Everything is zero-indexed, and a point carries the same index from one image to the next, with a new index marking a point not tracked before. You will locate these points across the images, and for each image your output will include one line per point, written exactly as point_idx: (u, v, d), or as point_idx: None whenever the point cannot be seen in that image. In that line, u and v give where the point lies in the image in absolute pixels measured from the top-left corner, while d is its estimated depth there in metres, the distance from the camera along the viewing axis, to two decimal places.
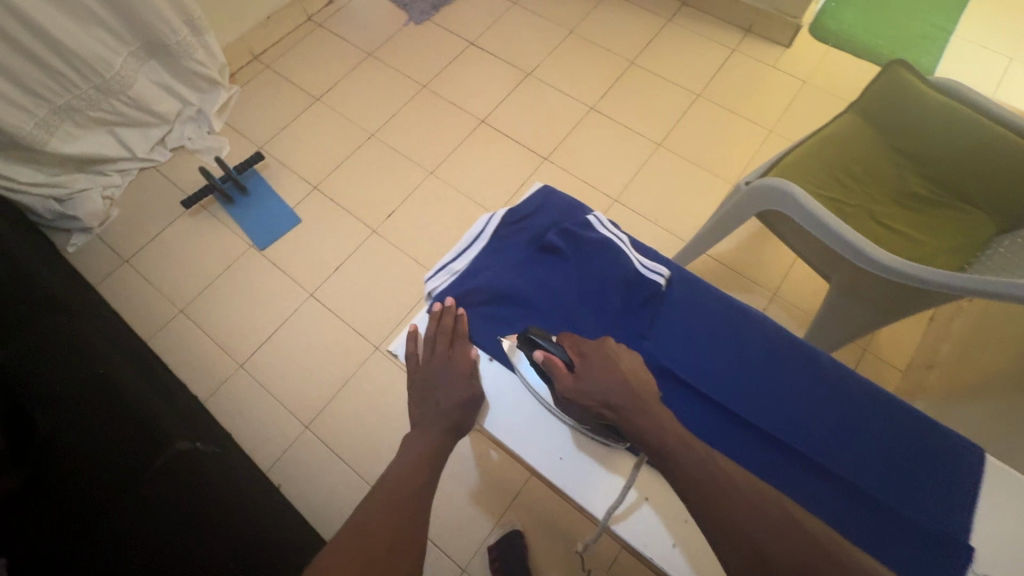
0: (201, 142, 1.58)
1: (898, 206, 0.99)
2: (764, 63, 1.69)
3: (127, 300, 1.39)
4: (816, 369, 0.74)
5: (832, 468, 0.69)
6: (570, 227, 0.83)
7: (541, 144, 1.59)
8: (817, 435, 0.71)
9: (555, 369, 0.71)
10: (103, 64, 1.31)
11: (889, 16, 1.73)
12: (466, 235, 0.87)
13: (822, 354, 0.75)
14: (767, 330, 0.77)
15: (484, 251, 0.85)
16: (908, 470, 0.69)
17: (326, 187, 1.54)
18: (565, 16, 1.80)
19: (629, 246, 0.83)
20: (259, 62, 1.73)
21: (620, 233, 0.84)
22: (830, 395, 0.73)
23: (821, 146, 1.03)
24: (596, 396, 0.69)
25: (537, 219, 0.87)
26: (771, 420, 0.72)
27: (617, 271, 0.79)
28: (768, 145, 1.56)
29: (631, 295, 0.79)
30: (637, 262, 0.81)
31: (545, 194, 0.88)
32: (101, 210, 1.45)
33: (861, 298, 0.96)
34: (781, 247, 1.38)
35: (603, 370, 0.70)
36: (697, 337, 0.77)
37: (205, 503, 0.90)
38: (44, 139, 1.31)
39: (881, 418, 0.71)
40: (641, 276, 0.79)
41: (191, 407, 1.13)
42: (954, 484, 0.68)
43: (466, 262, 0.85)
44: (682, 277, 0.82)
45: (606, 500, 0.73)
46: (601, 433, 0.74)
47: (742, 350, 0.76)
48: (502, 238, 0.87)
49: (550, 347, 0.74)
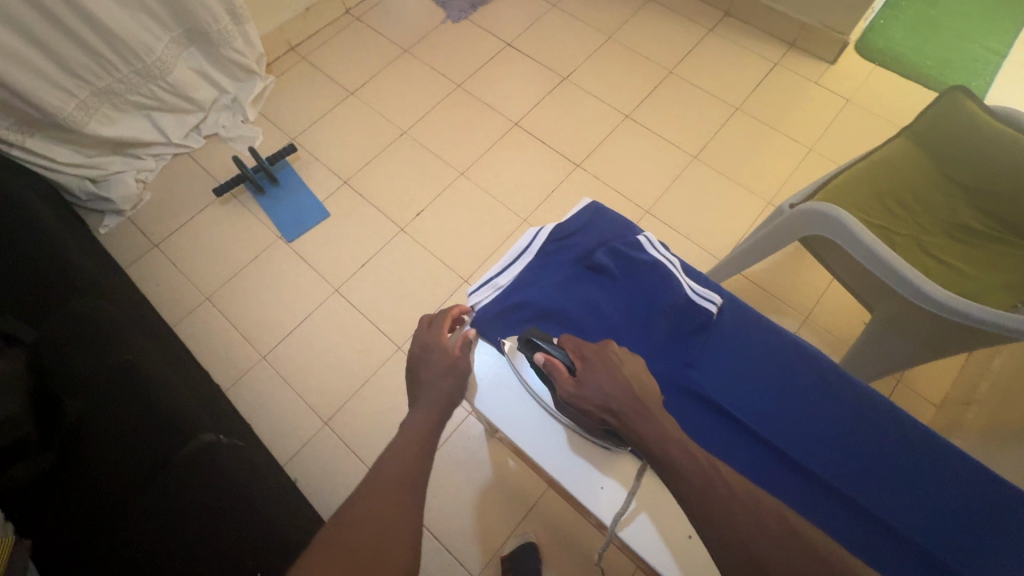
0: (235, 131, 1.59)
1: (948, 238, 0.96)
2: (807, 79, 1.65)
3: (155, 283, 1.40)
4: (871, 411, 0.71)
5: (873, 508, 0.67)
6: (620, 248, 0.80)
7: (574, 150, 1.57)
8: (859, 473, 0.69)
9: (556, 373, 0.69)
10: (144, 49, 1.31)
11: (939, 36, 1.68)
12: (511, 249, 0.84)
13: (878, 396, 0.72)
14: (821, 366, 0.74)
15: (530, 267, 0.83)
16: (954, 516, 0.66)
17: (356, 182, 1.53)
18: (603, 20, 1.78)
19: (680, 269, 0.80)
20: (295, 53, 1.73)
21: (671, 256, 0.81)
22: (884, 440, 0.70)
23: (871, 171, 1.00)
24: (597, 401, 0.66)
25: (586, 236, 0.84)
26: (818, 460, 0.69)
27: (668, 296, 0.76)
28: (808, 163, 1.52)
29: (680, 322, 0.76)
30: (688, 288, 0.78)
31: (594, 211, 0.85)
32: (134, 193, 1.46)
33: (906, 331, 0.93)
34: (816, 269, 1.35)
35: (605, 374, 0.67)
36: (746, 369, 0.75)
37: (218, 494, 0.88)
38: (83, 121, 1.32)
39: (936, 468, 0.68)
40: (693, 303, 0.76)
41: (212, 397, 1.13)
42: (1004, 535, 0.65)
43: (511, 278, 0.82)
44: (733, 306, 0.79)
45: (610, 506, 0.70)
46: (602, 437, 0.71)
47: (793, 386, 0.74)
48: (547, 255, 0.84)
49: (551, 349, 0.72)
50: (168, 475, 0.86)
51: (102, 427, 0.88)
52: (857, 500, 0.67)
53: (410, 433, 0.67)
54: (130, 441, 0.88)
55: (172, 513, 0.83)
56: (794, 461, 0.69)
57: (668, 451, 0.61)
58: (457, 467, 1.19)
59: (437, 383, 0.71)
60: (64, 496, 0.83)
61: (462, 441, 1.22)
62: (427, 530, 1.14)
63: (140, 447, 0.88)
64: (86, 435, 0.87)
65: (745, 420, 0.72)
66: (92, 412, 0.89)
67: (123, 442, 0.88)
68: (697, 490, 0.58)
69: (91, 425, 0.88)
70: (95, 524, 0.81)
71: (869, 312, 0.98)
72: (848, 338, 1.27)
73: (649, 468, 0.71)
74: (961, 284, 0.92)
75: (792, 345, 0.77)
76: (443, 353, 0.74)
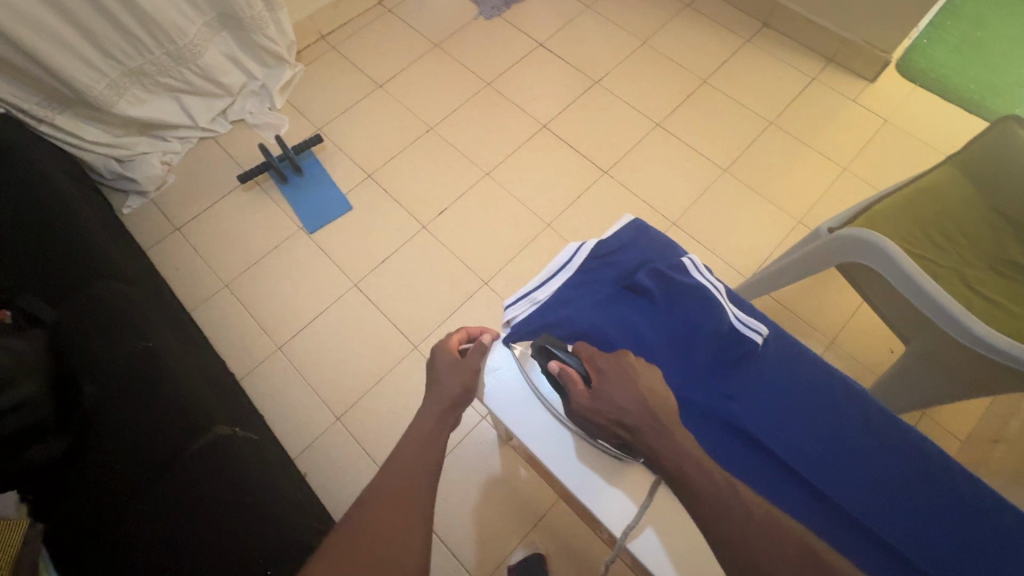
0: (261, 118, 1.57)
1: (991, 272, 0.94)
2: (844, 96, 1.62)
3: (174, 267, 1.39)
4: (921, 460, 0.69)
5: (905, 550, 0.64)
6: (663, 269, 0.78)
7: (601, 156, 1.54)
8: (892, 512, 0.66)
9: (570, 382, 0.65)
10: (178, 32, 1.31)
11: (984, 59, 1.63)
12: (550, 264, 0.82)
13: (927, 443, 0.70)
14: (868, 408, 0.72)
15: (569, 284, 0.80)
16: (989, 564, 0.64)
17: (380, 176, 1.52)
18: (638, 25, 1.75)
19: (725, 296, 0.78)
20: (325, 42, 1.72)
21: (715, 282, 0.79)
22: (932, 490, 0.67)
23: (914, 198, 0.97)
24: (611, 413, 0.63)
25: (628, 256, 0.82)
26: (863, 505, 0.67)
27: (712, 323, 0.74)
28: (841, 183, 1.49)
29: (724, 351, 0.74)
30: (733, 315, 0.76)
31: (636, 229, 0.84)
32: (159, 174, 1.45)
33: (942, 366, 0.90)
34: (844, 292, 1.32)
35: (620, 386, 0.64)
36: (789, 404, 0.73)
37: (234, 487, 0.85)
38: (113, 101, 1.32)
39: (987, 525, 0.65)
40: (739, 332, 0.74)
41: (229, 389, 1.12)
42: None
43: (549, 292, 0.79)
44: (777, 336, 0.78)
45: (621, 519, 0.67)
46: (614, 447, 0.68)
47: (839, 425, 0.71)
48: (587, 272, 0.81)
49: (566, 357, 0.67)
50: (184, 467, 0.85)
51: (120, 414, 0.88)
52: (902, 551, 0.64)
53: (432, 443, 0.65)
54: (147, 431, 0.87)
55: (189, 506, 0.82)
56: (837, 504, 0.67)
57: (689, 472, 0.58)
58: (468, 471, 1.18)
59: (457, 387, 0.70)
60: (81, 484, 0.83)
61: (474, 445, 1.20)
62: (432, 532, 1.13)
63: (156, 436, 0.87)
64: (104, 422, 0.87)
65: (779, 451, 0.69)
66: (110, 400, 0.89)
67: (141, 430, 0.87)
68: (721, 518, 0.55)
69: (109, 412, 0.88)
70: (112, 515, 0.81)
71: (904, 343, 0.95)
72: (874, 365, 1.24)
73: (661, 484, 0.68)
74: (1007, 323, 0.89)
75: (831, 379, 0.75)
76: (452, 355, 0.72)
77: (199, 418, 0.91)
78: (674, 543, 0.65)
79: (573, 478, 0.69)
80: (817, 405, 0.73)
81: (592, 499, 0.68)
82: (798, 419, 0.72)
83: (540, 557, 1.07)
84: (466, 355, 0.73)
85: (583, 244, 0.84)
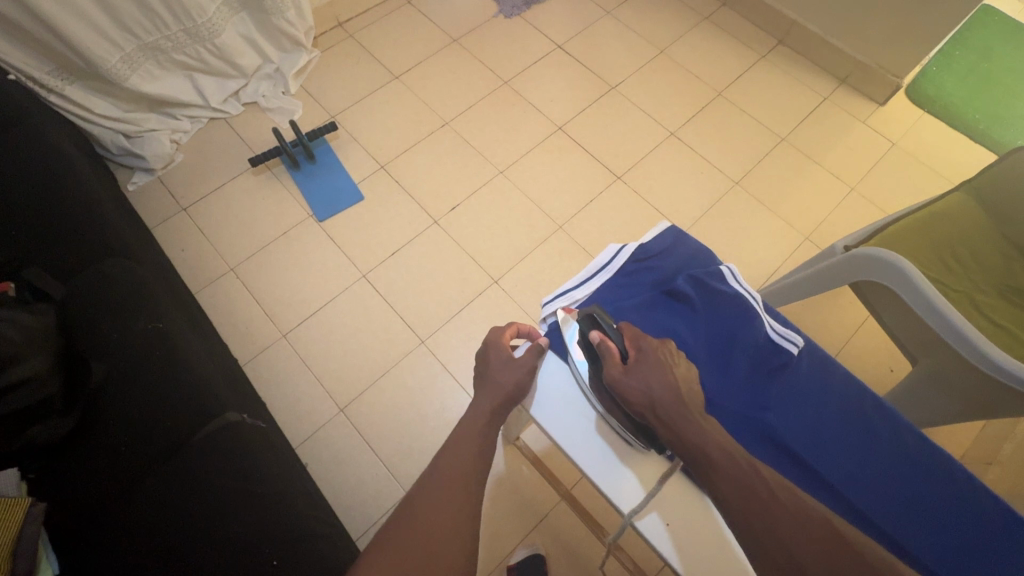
0: (275, 101, 1.55)
1: (1001, 299, 0.96)
2: (855, 117, 1.64)
3: (179, 248, 1.37)
4: (941, 473, 0.70)
5: (916, 552, 0.66)
6: (703, 277, 0.79)
7: (616, 161, 1.55)
8: (904, 515, 0.68)
9: (607, 355, 0.67)
10: (197, 9, 1.28)
11: (992, 90, 1.67)
12: (590, 264, 0.83)
13: (952, 461, 0.71)
14: (899, 424, 0.73)
15: (608, 285, 0.81)
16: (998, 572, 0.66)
17: (393, 168, 1.51)
18: (657, 34, 1.76)
19: (762, 308, 0.79)
20: (343, 29, 1.71)
21: (752, 291, 0.80)
22: (955, 506, 0.69)
23: (928, 221, 1.00)
24: (641, 394, 0.63)
25: (667, 260, 0.83)
26: (886, 516, 0.68)
27: (748, 333, 0.76)
28: (849, 204, 1.52)
29: (759, 361, 0.75)
30: (770, 327, 0.77)
31: (673, 237, 0.85)
32: (167, 152, 1.43)
33: (951, 384, 0.93)
34: (848, 309, 1.35)
35: (656, 369, 0.65)
36: (820, 414, 0.74)
37: (238, 473, 0.83)
38: (126, 75, 1.29)
39: (1006, 544, 0.67)
40: (775, 345, 0.76)
41: (235, 374, 1.10)
42: None
43: (588, 292, 0.81)
44: (812, 351, 0.79)
45: (632, 494, 0.65)
46: (632, 433, 0.66)
47: (867, 441, 0.72)
48: (626, 275, 0.83)
49: (609, 331, 0.69)
50: (190, 451, 0.83)
51: (125, 396, 0.87)
52: (921, 562, 0.66)
53: (462, 440, 0.65)
54: (154, 412, 0.86)
55: (193, 492, 0.80)
56: (861, 512, 0.68)
57: (716, 458, 0.58)
58: None
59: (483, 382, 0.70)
60: (85, 463, 0.81)
61: None
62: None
63: (163, 419, 0.86)
64: (110, 401, 0.86)
65: (802, 454, 0.71)
66: (117, 379, 0.88)
67: (147, 412, 0.86)
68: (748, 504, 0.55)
69: (115, 392, 0.87)
70: (118, 497, 0.80)
71: (913, 362, 0.98)
72: (875, 382, 1.26)
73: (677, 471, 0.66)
74: (1015, 349, 0.91)
75: (859, 395, 0.76)
76: (503, 351, 0.72)
77: (207, 402, 0.89)
78: (690, 535, 0.62)
79: None
80: (842, 415, 0.74)
81: (609, 479, 0.66)
82: (824, 428, 0.73)
83: (542, 558, 1.07)
84: (519, 354, 0.73)
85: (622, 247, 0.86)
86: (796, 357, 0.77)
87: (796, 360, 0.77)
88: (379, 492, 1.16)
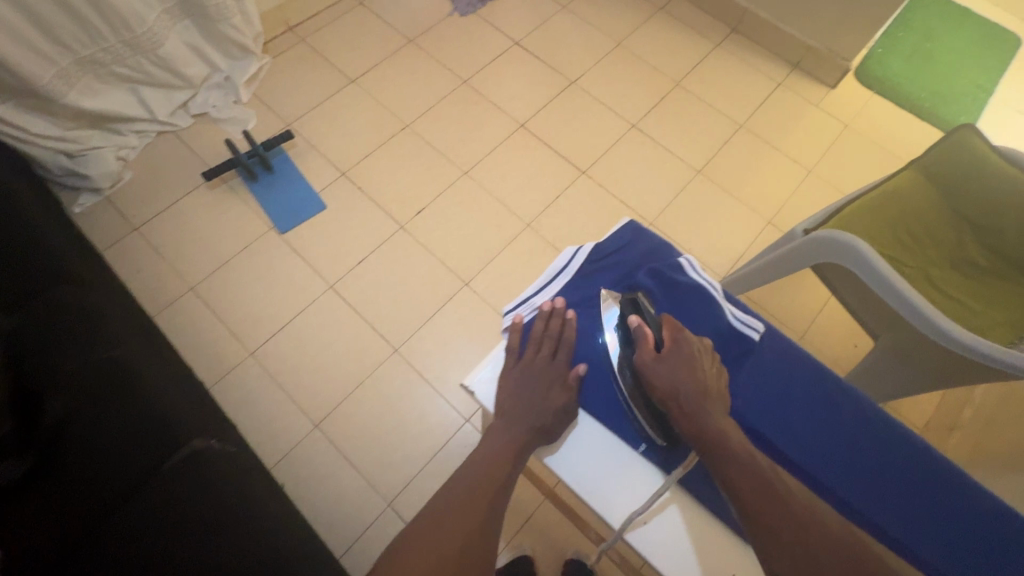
0: (227, 112, 1.50)
1: (954, 271, 1.01)
2: (808, 101, 1.68)
3: (134, 271, 1.31)
4: (904, 446, 0.73)
5: (882, 523, 0.69)
6: (663, 270, 0.81)
7: (580, 156, 1.55)
8: (870, 488, 0.71)
9: (642, 340, 0.72)
10: (136, 18, 1.23)
11: (936, 69, 1.73)
12: (549, 269, 0.85)
13: (912, 434, 0.74)
14: (859, 401, 0.75)
15: (567, 288, 0.83)
16: (958, 535, 0.68)
17: (355, 174, 1.48)
18: (614, 27, 1.77)
19: (722, 295, 0.81)
20: (294, 34, 1.66)
21: (712, 280, 0.81)
22: (919, 478, 0.71)
23: (884, 202, 1.02)
24: (668, 383, 0.69)
25: (627, 255, 0.84)
26: (853, 493, 0.70)
27: (711, 322, 0.78)
28: (807, 185, 1.55)
29: (724, 348, 0.77)
30: (731, 314, 0.79)
31: (633, 232, 0.86)
32: (115, 170, 1.36)
33: (909, 358, 0.97)
34: (812, 288, 1.38)
35: (685, 364, 0.70)
36: (786, 396, 0.76)
37: (212, 503, 0.80)
38: (63, 92, 1.23)
39: (966, 510, 0.70)
40: (737, 331, 0.77)
41: (202, 396, 1.06)
42: (1002, 551, 0.67)
43: (547, 297, 0.83)
44: (773, 335, 0.80)
45: (621, 505, 0.71)
46: (649, 419, 0.72)
47: (833, 418, 0.74)
48: (586, 275, 0.84)
49: (648, 318, 0.74)
50: (161, 482, 0.80)
51: (85, 430, 0.82)
52: (888, 532, 0.69)
53: None
54: (117, 446, 0.82)
55: (166, 525, 0.77)
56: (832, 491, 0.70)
57: None
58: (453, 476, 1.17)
59: None
60: (46, 506, 0.77)
61: (460, 447, 1.20)
62: (402, 521, 1.13)
63: (128, 452, 0.82)
64: (69, 437, 0.81)
65: (772, 439, 0.73)
66: (75, 413, 0.83)
67: (110, 446, 0.82)
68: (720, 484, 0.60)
69: (74, 427, 0.82)
70: (87, 539, 0.76)
71: (875, 339, 1.02)
72: (840, 358, 1.30)
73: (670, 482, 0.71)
74: (966, 319, 0.96)
75: (826, 378, 0.77)
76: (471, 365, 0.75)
77: (174, 429, 0.86)
78: (673, 545, 0.69)
79: (580, 480, 0.73)
80: (809, 397, 0.76)
81: (596, 490, 0.73)
82: (793, 412, 0.75)
83: (529, 559, 1.07)
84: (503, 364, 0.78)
85: (581, 247, 0.87)
86: (758, 342, 0.78)
87: (758, 344, 0.78)
88: (360, 507, 1.13)
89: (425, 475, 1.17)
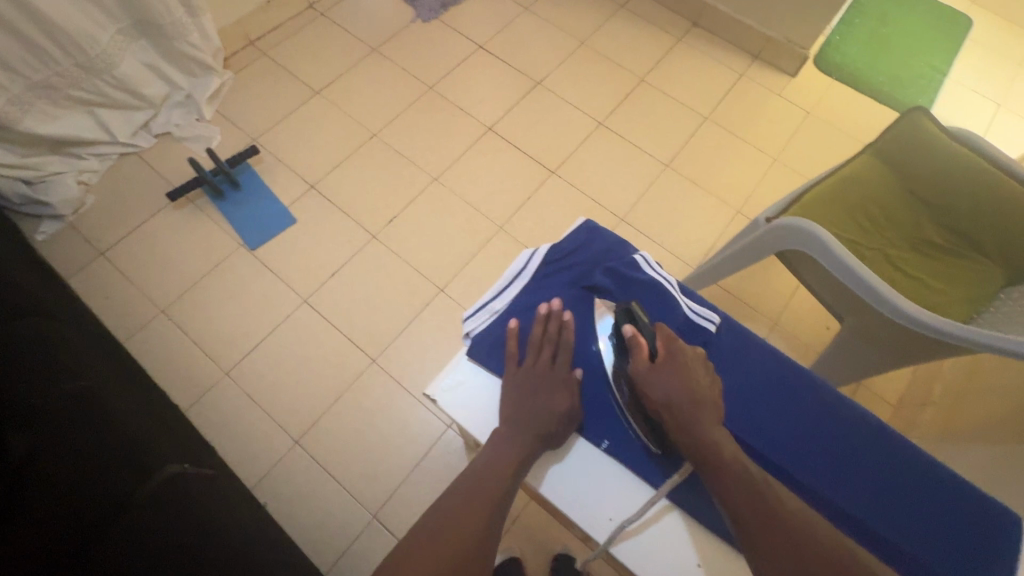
0: (190, 130, 1.48)
1: (913, 251, 1.03)
2: (770, 90, 1.71)
3: (101, 296, 1.29)
4: (862, 428, 0.75)
5: (847, 507, 0.70)
6: (619, 268, 0.82)
7: (549, 156, 1.56)
8: (833, 473, 0.72)
9: (637, 350, 0.73)
10: (88, 40, 1.21)
11: (892, 54, 1.77)
12: (505, 274, 0.87)
13: (868, 413, 0.76)
14: (819, 387, 0.77)
15: (524, 291, 0.85)
16: (920, 513, 0.70)
17: (324, 187, 1.47)
18: (576, 26, 1.78)
19: (678, 289, 0.83)
20: (255, 48, 1.64)
21: (666, 275, 0.83)
22: (879, 459, 0.73)
23: (840, 187, 1.05)
24: (660, 394, 0.71)
25: (582, 256, 0.86)
26: (817, 475, 0.72)
27: (668, 318, 0.80)
28: (773, 173, 1.58)
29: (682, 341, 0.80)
30: (687, 306, 0.81)
31: (588, 231, 0.87)
32: (76, 196, 1.34)
33: (873, 339, 0.99)
34: (783, 274, 1.40)
35: (676, 377, 0.71)
36: (749, 386, 0.77)
37: (193, 522, 0.80)
38: (16, 118, 1.20)
39: (926, 484, 0.72)
40: (693, 324, 0.80)
41: (176, 420, 1.05)
42: (960, 525, 0.70)
43: (505, 301, 0.84)
44: (730, 324, 0.82)
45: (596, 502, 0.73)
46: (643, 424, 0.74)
47: (794, 406, 0.76)
48: (544, 277, 0.86)
49: (643, 327, 0.75)
50: (139, 505, 0.78)
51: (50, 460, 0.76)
52: (855, 515, 0.70)
53: None
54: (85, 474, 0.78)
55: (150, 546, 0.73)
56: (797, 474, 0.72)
57: None
58: (438, 483, 1.17)
59: None
60: None
61: (443, 453, 1.20)
62: (388, 532, 1.12)
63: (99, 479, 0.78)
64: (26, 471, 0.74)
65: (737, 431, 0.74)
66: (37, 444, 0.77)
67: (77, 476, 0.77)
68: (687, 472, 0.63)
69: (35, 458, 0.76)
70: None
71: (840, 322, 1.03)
72: (813, 341, 1.33)
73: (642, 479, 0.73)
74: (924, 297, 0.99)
75: (787, 367, 0.79)
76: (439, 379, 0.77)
77: (145, 458, 0.86)
78: (653, 549, 0.71)
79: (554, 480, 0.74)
80: (770, 387, 0.77)
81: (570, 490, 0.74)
82: (757, 403, 0.76)
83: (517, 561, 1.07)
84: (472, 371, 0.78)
85: (539, 249, 0.89)
86: (716, 333, 0.80)
87: (716, 336, 0.80)
88: (345, 521, 1.13)
89: (410, 485, 1.17)
